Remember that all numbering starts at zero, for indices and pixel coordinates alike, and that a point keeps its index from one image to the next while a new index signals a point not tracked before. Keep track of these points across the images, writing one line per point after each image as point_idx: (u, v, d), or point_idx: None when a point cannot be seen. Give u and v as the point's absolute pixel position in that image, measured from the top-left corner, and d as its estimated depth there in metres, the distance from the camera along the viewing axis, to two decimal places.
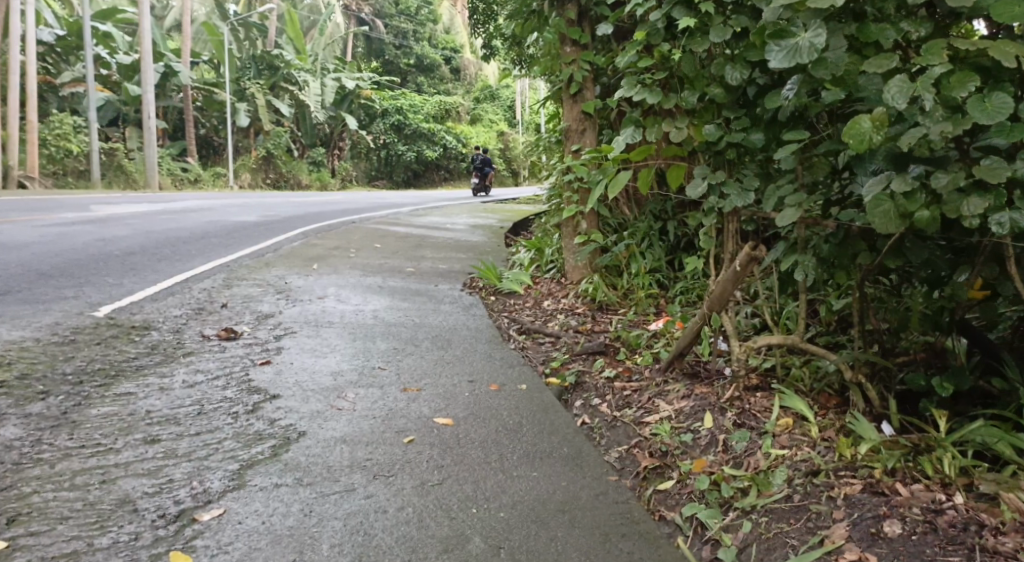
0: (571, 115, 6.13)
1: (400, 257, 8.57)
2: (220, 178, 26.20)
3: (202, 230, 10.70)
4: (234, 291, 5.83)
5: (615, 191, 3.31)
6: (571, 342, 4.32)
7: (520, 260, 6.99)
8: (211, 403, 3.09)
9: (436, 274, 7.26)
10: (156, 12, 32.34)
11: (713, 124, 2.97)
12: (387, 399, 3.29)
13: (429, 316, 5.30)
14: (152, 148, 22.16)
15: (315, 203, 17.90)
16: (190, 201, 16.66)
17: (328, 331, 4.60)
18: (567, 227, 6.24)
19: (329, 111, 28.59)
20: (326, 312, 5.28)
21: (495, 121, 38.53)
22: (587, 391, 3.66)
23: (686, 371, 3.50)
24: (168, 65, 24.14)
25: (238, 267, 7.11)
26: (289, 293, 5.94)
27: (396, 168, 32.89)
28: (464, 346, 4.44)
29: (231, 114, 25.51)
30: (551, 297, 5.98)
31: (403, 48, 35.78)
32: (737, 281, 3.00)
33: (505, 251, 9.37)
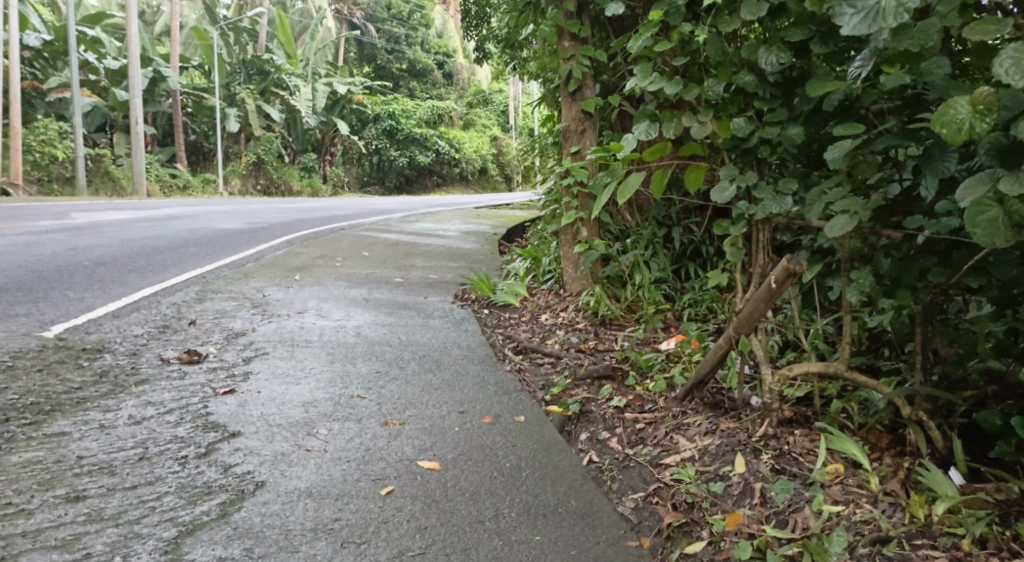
0: (570, 114, 5.69)
1: (387, 267, 8.12)
2: (208, 184, 25.70)
3: (181, 238, 10.22)
4: (205, 306, 5.38)
5: (626, 196, 2.88)
6: (573, 365, 3.88)
7: (515, 269, 6.55)
8: (156, 445, 2.65)
9: (426, 285, 6.82)
10: (146, 17, 31.84)
11: (743, 118, 2.54)
12: (364, 437, 2.85)
13: (417, 333, 4.86)
14: (140, 154, 21.66)
15: (305, 209, 17.44)
16: (176, 208, 16.17)
17: (304, 352, 4.15)
18: (565, 235, 5.78)
19: (320, 116, 28.15)
20: (304, 329, 4.84)
21: (488, 126, 38.15)
22: (594, 423, 3.22)
23: (707, 400, 3.06)
24: (155, 69, 23.68)
25: (214, 279, 6.66)
26: (265, 307, 5.49)
27: (388, 174, 32.45)
28: (454, 370, 4.00)
29: (220, 120, 25.05)
30: (550, 311, 5.54)
31: (396, 53, 35.44)
32: (770, 301, 2.57)
33: (499, 259, 8.94)
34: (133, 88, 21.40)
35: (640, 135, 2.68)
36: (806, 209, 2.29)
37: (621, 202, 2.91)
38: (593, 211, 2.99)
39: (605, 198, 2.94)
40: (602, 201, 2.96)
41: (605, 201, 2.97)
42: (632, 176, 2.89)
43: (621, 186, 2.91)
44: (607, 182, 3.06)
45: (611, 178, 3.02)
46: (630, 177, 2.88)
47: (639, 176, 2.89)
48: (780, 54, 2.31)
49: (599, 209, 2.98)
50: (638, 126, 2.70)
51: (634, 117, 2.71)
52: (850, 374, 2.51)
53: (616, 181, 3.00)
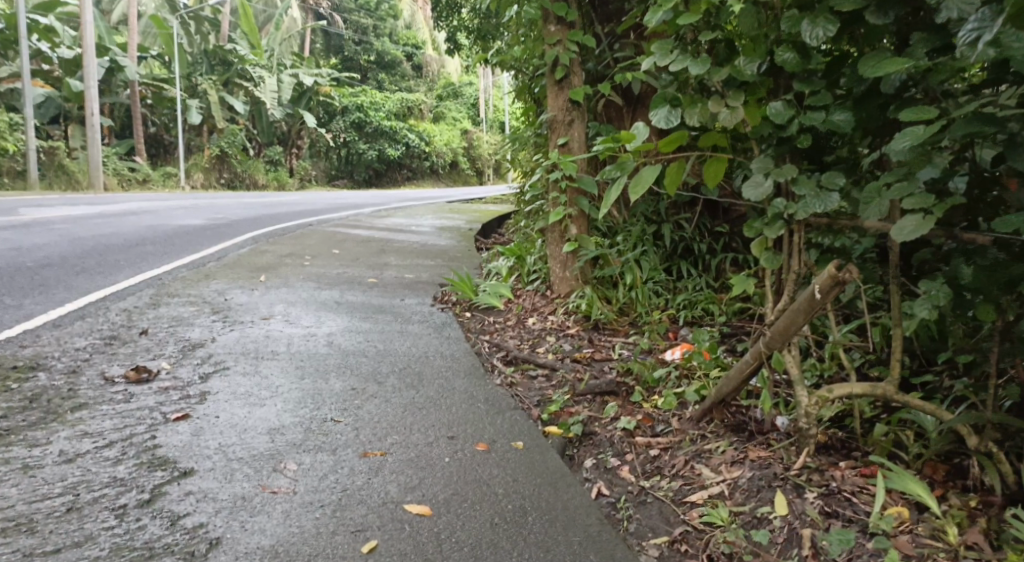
0: (557, 104, 5.32)
1: (359, 266, 7.68)
2: (170, 178, 24.83)
3: (138, 234, 9.64)
4: (160, 312, 4.91)
5: (641, 191, 2.52)
6: (572, 379, 3.52)
7: (497, 269, 6.18)
8: (90, 490, 2.23)
9: (402, 286, 6.42)
10: (102, 4, 30.63)
11: (780, 101, 2.17)
12: (340, 473, 2.46)
13: (394, 342, 4.45)
14: (97, 147, 20.79)
15: (270, 203, 16.81)
16: (135, 203, 15.45)
17: (269, 366, 3.73)
18: (551, 233, 5.41)
19: (286, 108, 27.40)
20: (270, 338, 4.41)
21: (459, 119, 37.64)
22: (600, 447, 2.86)
23: (728, 421, 2.72)
24: (112, 59, 22.75)
25: (171, 281, 6.16)
26: (226, 313, 5.04)
27: (356, 167, 31.79)
28: (438, 385, 3.61)
29: (182, 111, 24.22)
30: (538, 314, 5.18)
31: (363, 45, 34.78)
32: (812, 312, 2.22)
33: (476, 256, 8.58)
34: (89, 78, 20.50)
35: (661, 123, 2.31)
36: (864, 210, 1.95)
37: (635, 198, 2.55)
38: (599, 212, 2.61)
39: (615, 195, 2.57)
40: (610, 199, 2.60)
41: (614, 198, 2.60)
42: (647, 169, 2.53)
43: (633, 181, 2.55)
44: (614, 177, 2.69)
45: (620, 172, 2.66)
46: (645, 170, 2.53)
47: (654, 169, 2.54)
48: (829, 26, 1.94)
49: (607, 207, 2.61)
50: (658, 111, 2.33)
51: (652, 102, 2.35)
52: (902, 397, 2.19)
53: (626, 175, 2.64)
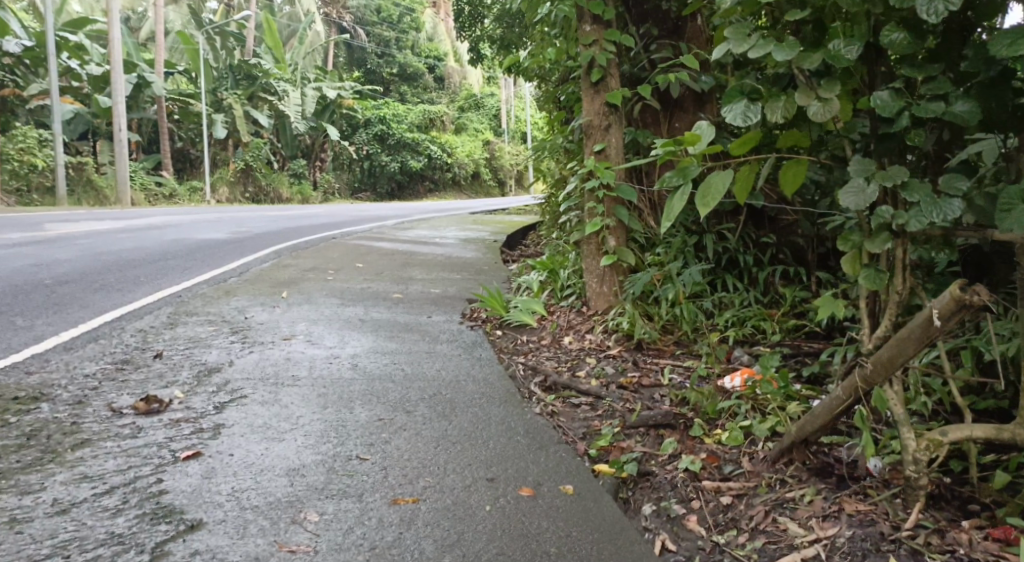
0: (592, 108, 5.00)
1: (383, 281, 7.40)
2: (196, 192, 24.86)
3: (159, 249, 9.46)
4: (176, 333, 4.65)
5: (712, 202, 2.19)
6: (621, 409, 3.18)
7: (528, 283, 5.86)
8: (83, 551, 1.95)
9: (429, 302, 6.12)
10: (129, 22, 30.91)
11: (887, 90, 1.84)
12: (369, 526, 2.15)
13: (423, 364, 4.14)
14: (124, 162, 20.84)
15: (292, 216, 16.63)
16: (158, 218, 15.32)
17: (289, 394, 3.44)
18: (587, 245, 5.07)
19: (309, 121, 27.41)
20: (291, 360, 4.13)
21: (481, 130, 37.53)
22: (661, 490, 2.52)
23: (810, 464, 2.37)
24: (139, 74, 22.87)
25: (191, 299, 5.92)
26: (245, 332, 4.77)
27: (379, 179, 31.71)
28: (472, 414, 3.29)
29: (207, 125, 24.26)
30: (575, 333, 4.85)
31: (385, 57, 34.86)
32: (924, 343, 1.87)
33: (503, 269, 8.29)
34: (117, 94, 20.59)
35: (738, 121, 1.97)
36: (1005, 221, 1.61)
37: (704, 210, 2.22)
38: (661, 226, 2.28)
39: (680, 207, 2.23)
40: (673, 211, 2.26)
41: (678, 210, 2.26)
42: (718, 176, 2.20)
43: (701, 190, 2.22)
44: (675, 185, 2.35)
45: (682, 179, 2.32)
46: (715, 177, 2.19)
47: (725, 175, 2.21)
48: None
49: (670, 221, 2.27)
50: (732, 107, 1.99)
51: (725, 97, 2.00)
52: None
53: (690, 183, 2.31)
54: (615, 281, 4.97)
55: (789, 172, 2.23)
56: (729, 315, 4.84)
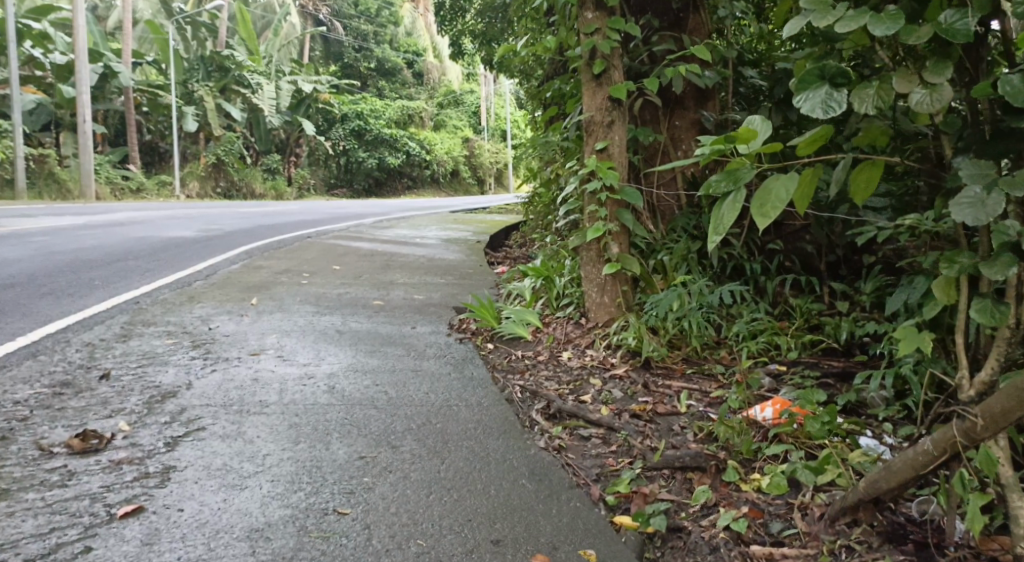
0: (594, 103, 4.61)
1: (362, 286, 6.96)
2: (166, 187, 24.11)
3: (122, 248, 8.92)
4: (130, 347, 4.18)
5: (772, 211, 1.79)
6: (638, 446, 2.76)
7: (520, 291, 5.46)
8: None
9: (412, 310, 5.69)
10: (99, 11, 29.96)
11: (1013, 73, 1.48)
12: None
13: (407, 387, 3.71)
14: (89, 154, 20.07)
15: (267, 213, 16.06)
16: (123, 214, 14.66)
17: (255, 425, 2.99)
18: (586, 252, 4.67)
19: (284, 115, 26.72)
20: (259, 381, 3.68)
21: (460, 127, 37.04)
22: (696, 552, 2.12)
23: (879, 526, 2.01)
24: (107, 65, 22.07)
25: (150, 306, 5.43)
26: (207, 347, 4.30)
27: (356, 175, 31.11)
28: (467, 450, 2.87)
29: (177, 118, 23.51)
30: (575, 348, 4.45)
31: (363, 51, 34.36)
32: None
33: (489, 274, 7.88)
34: (82, 84, 19.82)
35: (818, 111, 1.58)
36: None
37: (762, 222, 1.81)
38: (707, 244, 1.90)
39: (732, 219, 1.87)
40: (724, 224, 1.90)
41: (731, 221, 1.90)
42: (777, 181, 1.81)
43: (757, 198, 1.82)
44: (723, 191, 1.99)
45: (733, 185, 1.96)
46: (776, 183, 1.80)
47: (788, 179, 1.81)
48: None
49: (720, 233, 1.91)
50: (812, 94, 1.61)
51: (801, 82, 1.62)
52: None
53: (743, 189, 1.94)
54: (616, 292, 4.58)
55: (860, 178, 1.86)
56: (738, 328, 4.46)
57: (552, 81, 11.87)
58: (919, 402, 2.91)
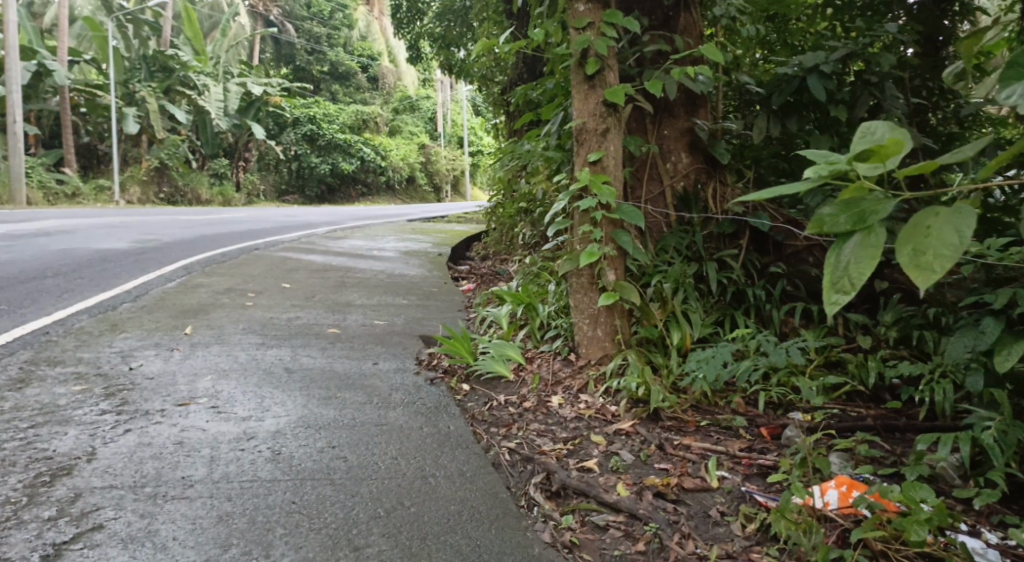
0: (586, 109, 4.03)
1: (315, 308, 6.26)
2: (104, 192, 22.69)
3: (42, 264, 7.99)
4: (25, 399, 3.41)
5: (933, 262, 1.18)
6: (676, 549, 2.18)
7: (495, 319, 4.84)
8: None
9: (372, 342, 5.02)
10: (33, 6, 28.20)
11: None
12: None
13: (369, 449, 3.04)
14: (20, 157, 18.72)
15: (212, 222, 15.08)
16: (52, 221, 13.52)
17: (170, 518, 2.32)
18: (576, 278, 4.08)
19: (232, 118, 25.55)
20: (185, 444, 2.98)
21: (415, 133, 36.32)
22: None
23: None
24: (40, 63, 20.68)
25: (63, 340, 4.64)
26: (123, 396, 3.55)
27: (308, 181, 30.08)
28: (447, 548, 2.24)
29: (117, 120, 22.22)
30: (566, 392, 3.84)
31: (316, 54, 33.34)
32: None
33: (455, 295, 7.26)
34: (12, 83, 18.47)
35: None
36: None
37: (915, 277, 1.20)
38: (824, 305, 1.28)
39: (872, 273, 1.24)
40: (854, 277, 1.27)
41: (868, 274, 1.26)
42: (939, 218, 1.21)
43: (906, 239, 1.22)
44: (842, 230, 1.33)
45: (858, 221, 1.30)
46: (935, 220, 1.21)
47: (955, 215, 1.21)
48: None
49: (847, 293, 1.28)
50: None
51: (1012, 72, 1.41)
52: None
53: (878, 229, 1.29)
54: (610, 323, 3.99)
55: None
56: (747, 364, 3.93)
57: (516, 88, 11.32)
58: (1003, 478, 2.39)
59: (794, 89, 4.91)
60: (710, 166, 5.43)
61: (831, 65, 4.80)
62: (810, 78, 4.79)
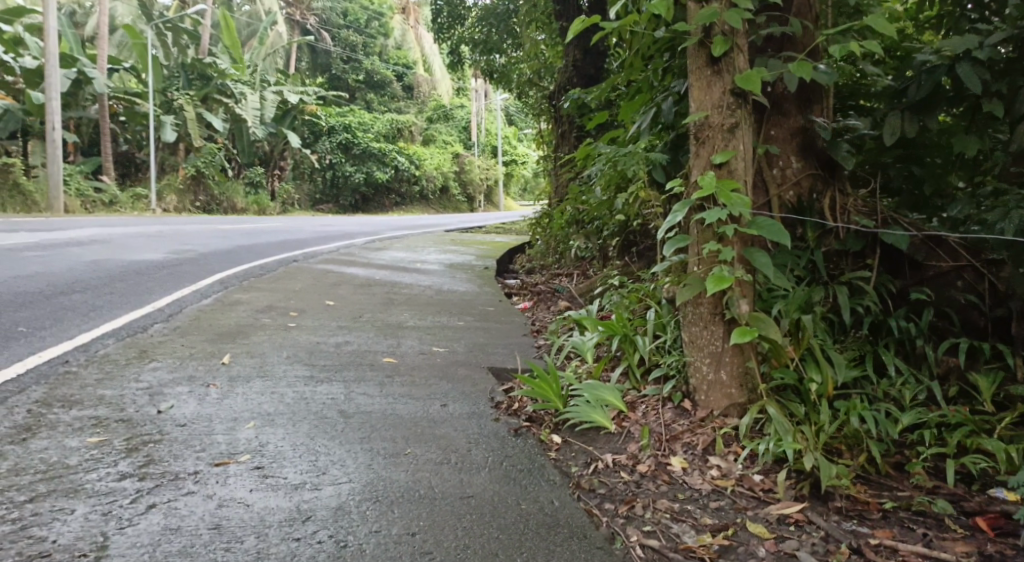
0: (709, 99, 3.30)
1: (365, 332, 5.57)
2: (140, 200, 22.42)
3: (69, 277, 7.42)
4: (28, 457, 2.79)
5: None
6: None
7: (583, 351, 4.12)
8: None
9: (435, 376, 4.32)
10: (74, 16, 28.35)
11: None
12: None
13: (460, 537, 2.34)
14: (58, 164, 18.47)
15: (247, 231, 14.53)
16: (86, 229, 13.08)
17: None
18: (694, 308, 3.34)
19: (268, 126, 25.23)
20: (222, 529, 2.33)
21: (449, 142, 35.92)
22: None
23: None
24: (80, 70, 20.49)
25: (83, 371, 4.01)
26: (148, 452, 2.91)
27: (343, 190, 29.72)
28: None
29: (154, 128, 21.98)
30: (689, 452, 3.09)
31: (351, 62, 33.05)
32: None
33: (514, 316, 6.57)
34: (52, 90, 18.25)
35: None
36: None
37: None
38: None
39: None
40: None
41: None
42: None
43: None
44: None
45: None
46: None
47: None
48: None
49: None
50: None
51: None
52: None
53: None
54: (739, 364, 3.24)
55: None
56: (910, 417, 3.15)
57: (566, 92, 10.60)
58: None
59: (938, 80, 4.05)
60: (827, 173, 4.65)
61: (986, 51, 3.94)
62: (960, 66, 3.94)
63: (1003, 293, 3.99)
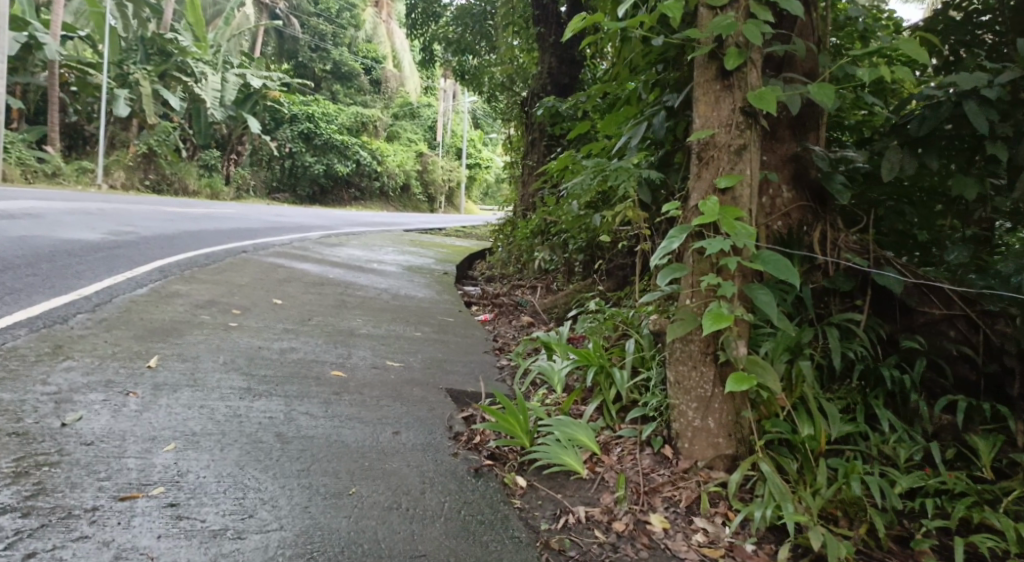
0: (716, 117, 3.00)
1: (313, 338, 5.10)
2: (85, 175, 21.32)
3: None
4: None
5: None
6: None
7: (555, 383, 3.78)
8: None
9: (387, 395, 3.90)
10: None
11: None
12: None
13: None
14: None
15: (196, 215, 13.80)
16: (19, 200, 12.20)
17: None
18: (682, 345, 3.02)
19: (228, 109, 24.34)
20: None
21: (413, 140, 35.38)
22: None
23: None
24: (30, 34, 19.37)
25: None
26: (39, 478, 2.46)
27: (301, 180, 28.93)
28: None
29: (106, 101, 20.95)
30: (670, 510, 2.76)
31: (319, 51, 32.29)
32: None
33: (474, 329, 6.19)
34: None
35: None
36: None
37: None
38: None
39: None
40: None
41: None
42: None
43: None
44: None
45: None
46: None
47: None
48: None
49: None
50: None
51: None
52: None
53: None
54: (728, 413, 2.93)
55: None
56: (909, 483, 2.87)
57: (539, 100, 10.24)
58: None
59: (943, 117, 3.79)
60: (819, 204, 4.40)
61: (994, 90, 3.67)
62: (965, 104, 3.67)
63: (997, 345, 3.77)
